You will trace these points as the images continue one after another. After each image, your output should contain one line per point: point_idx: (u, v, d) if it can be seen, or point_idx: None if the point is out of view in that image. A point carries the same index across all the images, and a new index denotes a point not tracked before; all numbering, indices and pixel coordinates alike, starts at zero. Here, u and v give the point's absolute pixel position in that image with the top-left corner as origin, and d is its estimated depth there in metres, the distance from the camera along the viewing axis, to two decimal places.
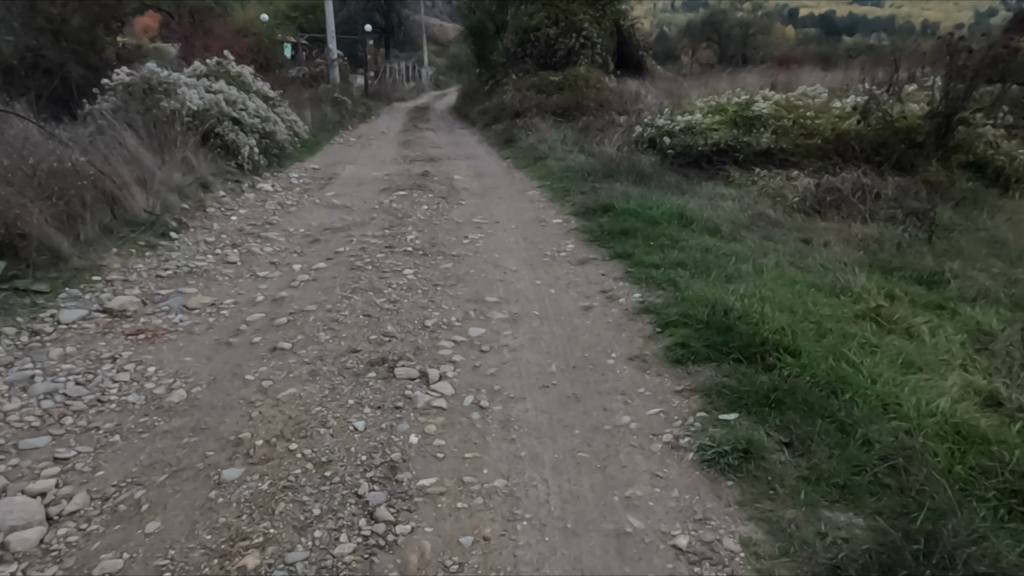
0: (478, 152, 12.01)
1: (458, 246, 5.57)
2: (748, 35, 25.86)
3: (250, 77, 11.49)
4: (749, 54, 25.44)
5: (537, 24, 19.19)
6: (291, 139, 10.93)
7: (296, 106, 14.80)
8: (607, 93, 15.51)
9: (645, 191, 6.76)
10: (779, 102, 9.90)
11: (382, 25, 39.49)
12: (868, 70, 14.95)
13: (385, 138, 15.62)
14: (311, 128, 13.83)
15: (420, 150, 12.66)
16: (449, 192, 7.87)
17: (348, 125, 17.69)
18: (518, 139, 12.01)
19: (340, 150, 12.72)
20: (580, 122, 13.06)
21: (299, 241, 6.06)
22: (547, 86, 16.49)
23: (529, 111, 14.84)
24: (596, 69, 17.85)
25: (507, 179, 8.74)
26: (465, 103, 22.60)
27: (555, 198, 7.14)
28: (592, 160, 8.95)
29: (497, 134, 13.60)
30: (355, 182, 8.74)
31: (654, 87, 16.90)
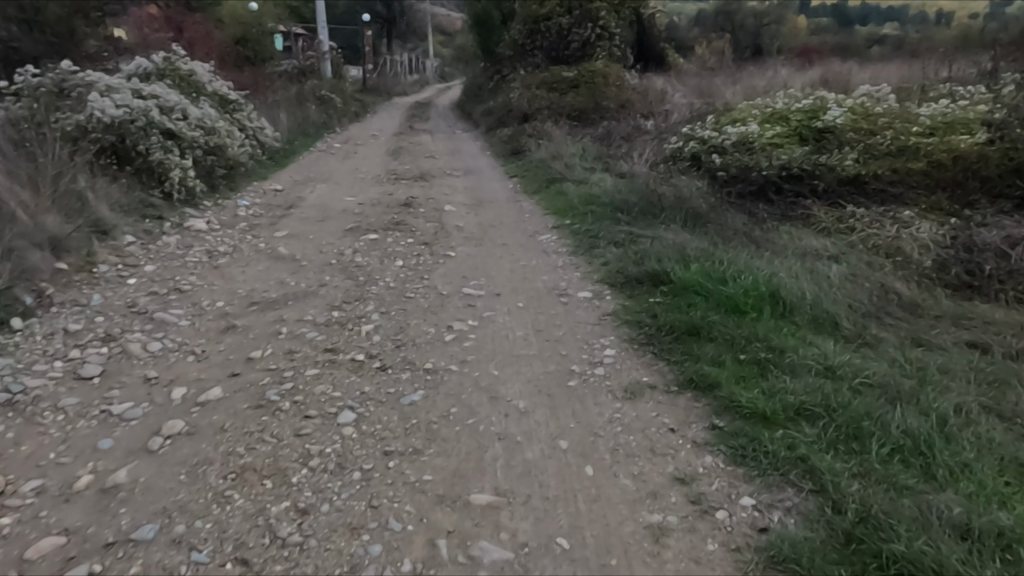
0: (479, 166, 10.07)
1: (435, 346, 3.65)
2: (762, 26, 24.06)
3: (205, 76, 9.60)
4: (763, 44, 23.67)
5: (548, 13, 17.21)
6: (250, 152, 9.03)
7: (271, 108, 12.90)
8: (629, 93, 13.50)
9: (706, 245, 4.83)
10: (858, 107, 7.86)
11: (386, 16, 36.61)
12: (923, 70, 13.04)
13: (376, 143, 13.70)
14: (285, 134, 11.93)
15: (412, 162, 10.70)
16: (435, 234, 5.94)
17: (335, 127, 15.78)
18: (527, 151, 10.07)
19: (317, 162, 10.80)
20: (600, 128, 11.10)
21: (205, 329, 4.14)
22: (560, 84, 14.53)
23: (540, 112, 12.88)
24: (615, 64, 15.84)
25: (513, 211, 6.79)
26: (468, 100, 20.67)
27: (578, 248, 5.22)
28: (620, 184, 7.01)
29: (502, 142, 11.65)
30: (319, 214, 6.82)
31: (682, 86, 14.88)
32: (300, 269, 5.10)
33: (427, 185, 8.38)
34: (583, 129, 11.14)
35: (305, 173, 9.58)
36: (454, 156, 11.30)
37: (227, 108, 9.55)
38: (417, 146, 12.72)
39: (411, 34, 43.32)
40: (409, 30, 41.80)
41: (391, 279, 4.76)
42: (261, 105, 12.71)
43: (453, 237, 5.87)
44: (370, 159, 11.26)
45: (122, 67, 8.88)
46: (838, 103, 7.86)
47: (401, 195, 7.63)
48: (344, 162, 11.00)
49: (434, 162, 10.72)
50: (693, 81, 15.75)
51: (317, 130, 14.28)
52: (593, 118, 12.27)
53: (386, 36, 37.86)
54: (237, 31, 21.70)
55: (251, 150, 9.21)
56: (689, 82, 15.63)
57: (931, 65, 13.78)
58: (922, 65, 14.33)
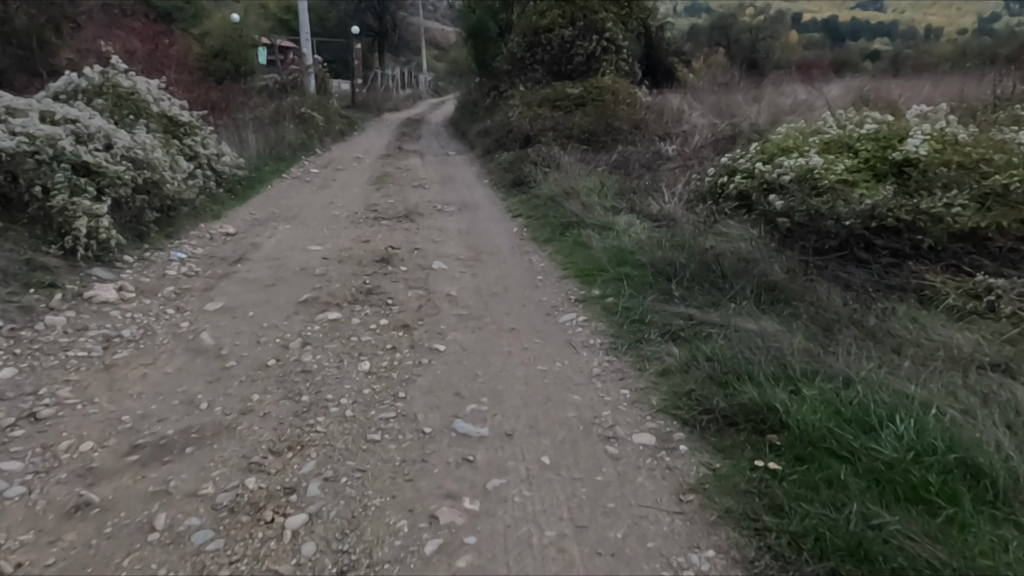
0: (475, 200, 8.57)
1: (405, 574, 2.11)
2: (757, 40, 22.94)
3: (150, 94, 8.13)
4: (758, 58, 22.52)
5: (549, 24, 15.85)
6: (198, 187, 7.54)
7: (238, 130, 11.42)
8: (643, 113, 12.06)
9: (808, 349, 3.33)
10: (943, 132, 6.37)
11: (376, 28, 35.67)
12: (962, 90, 11.81)
13: (358, 168, 12.23)
14: (251, 161, 10.46)
15: (397, 194, 9.20)
16: (417, 309, 4.41)
17: (315, 148, 14.30)
18: (533, 182, 8.58)
19: (284, 195, 9.30)
20: (615, 154, 9.65)
21: (40, 505, 2.58)
22: (564, 102, 13.13)
23: (544, 133, 11.45)
24: (624, 80, 14.45)
25: (522, 270, 5.29)
26: (463, 117, 19.29)
27: (619, 342, 3.72)
28: (655, 234, 5.52)
29: (502, 169, 10.17)
30: (270, 274, 5.28)
31: (700, 105, 13.47)
32: (221, 377, 3.56)
33: (412, 227, 6.88)
34: (595, 156, 9.67)
35: (267, 211, 8.07)
36: (448, 185, 9.83)
37: (176, 132, 8.09)
38: (406, 172, 11.23)
39: (403, 47, 42.02)
40: (401, 43, 40.50)
41: (348, 401, 3.22)
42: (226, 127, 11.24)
43: (442, 314, 4.34)
44: (349, 189, 9.77)
45: (49, 83, 7.46)
46: (920, 128, 6.37)
47: (379, 244, 6.12)
48: (319, 194, 9.51)
49: (424, 194, 9.24)
50: (709, 99, 14.36)
51: (293, 153, 12.79)
52: (606, 142, 10.81)
53: (377, 49, 36.59)
54: (213, 43, 20.23)
55: (201, 184, 7.71)
56: (706, 99, 14.24)
57: (967, 83, 12.56)
58: (962, 81, 12.99)
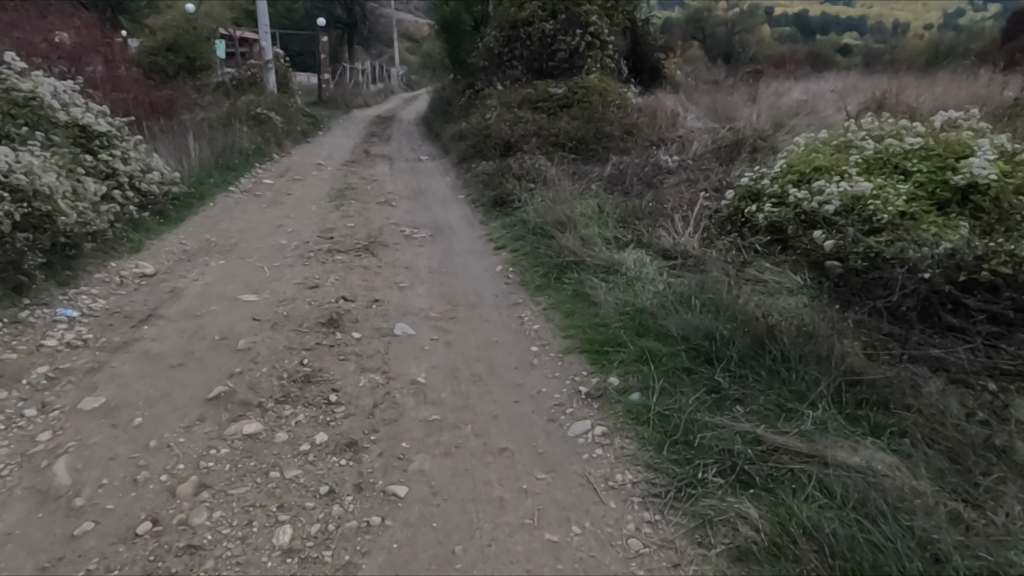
0: (450, 223, 7.36)
1: None
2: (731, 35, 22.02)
3: (56, 100, 6.79)
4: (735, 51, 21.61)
5: (529, 16, 14.69)
6: (112, 213, 6.23)
7: (178, 137, 10.06)
8: (635, 116, 10.95)
9: (954, 517, 2.23)
10: (1009, 149, 5.32)
11: (345, 20, 33.93)
12: (973, 91, 10.95)
13: (318, 177, 10.94)
14: (191, 173, 9.13)
15: (359, 213, 7.95)
16: (371, 410, 3.20)
17: (272, 153, 12.96)
18: (517, 202, 7.40)
19: (226, 215, 8.00)
20: (609, 166, 8.52)
21: None
22: (546, 103, 11.99)
23: (526, 138, 10.29)
24: (610, 79, 13.32)
25: (513, 335, 4.12)
26: (435, 117, 18.05)
27: (662, 486, 2.59)
28: (677, 285, 4.39)
29: (480, 183, 8.98)
30: (180, 344, 4.03)
31: (694, 105, 12.41)
32: (63, 560, 2.32)
33: (373, 265, 5.66)
34: (587, 168, 8.53)
35: (202, 240, 6.81)
36: (419, 202, 8.61)
37: (89, 145, 6.76)
38: (371, 184, 9.96)
39: (374, 39, 40.43)
40: (372, 35, 38.90)
41: None
42: (162, 134, 9.85)
43: (404, 420, 3.13)
44: (304, 207, 8.50)
45: None
46: (982, 144, 5.32)
47: (330, 294, 4.89)
48: (269, 213, 8.22)
49: (390, 213, 8.00)
50: (703, 99, 13.31)
51: (245, 160, 11.42)
52: (597, 150, 9.67)
53: (347, 42, 35.06)
54: (165, 36, 18.85)
55: (117, 209, 6.40)
56: (699, 100, 13.18)
57: (974, 84, 11.73)
58: (968, 82, 12.15)
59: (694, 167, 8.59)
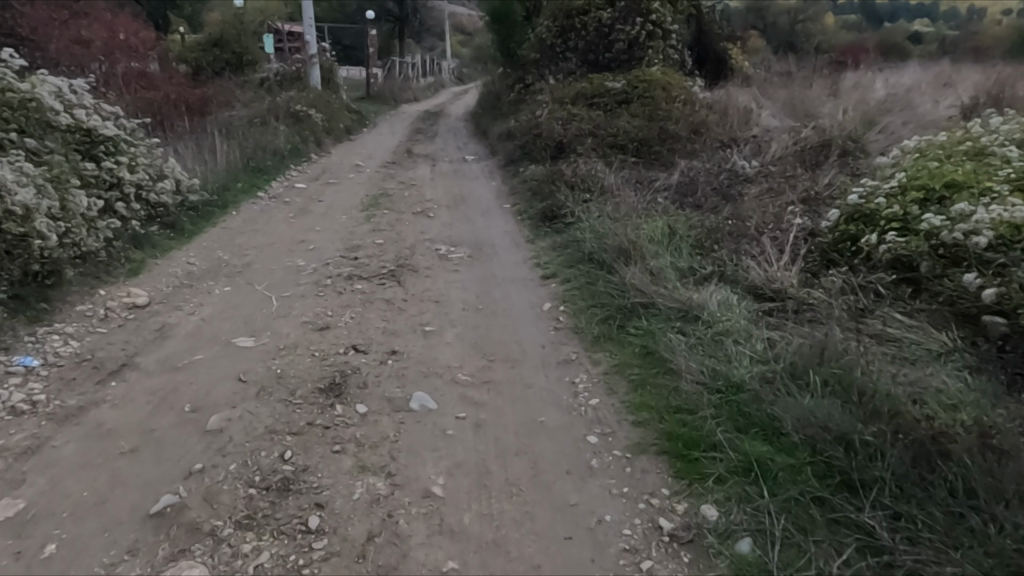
0: (492, 240, 6.41)
1: None
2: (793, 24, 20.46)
3: (60, 100, 6.15)
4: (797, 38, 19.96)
5: (584, 5, 13.70)
6: (110, 230, 5.55)
7: (205, 141, 9.44)
8: (703, 114, 9.79)
9: None
10: None
11: (396, 14, 33.26)
12: None
13: (355, 180, 10.18)
14: (216, 179, 8.46)
15: (391, 226, 7.07)
16: (362, 550, 2.28)
17: (310, 153, 12.30)
18: (570, 217, 6.38)
19: (247, 227, 7.24)
20: (677, 173, 7.41)
21: None
22: (603, 99, 10.96)
23: (580, 138, 9.28)
24: (675, 72, 12.15)
25: (564, 411, 3.17)
26: (485, 112, 17.19)
27: None
28: (783, 349, 3.33)
29: (528, 192, 7.99)
30: (141, 415, 3.20)
31: (769, 101, 11.13)
32: None
33: (396, 298, 4.74)
34: (651, 175, 7.46)
35: (213, 258, 6.04)
36: (459, 213, 7.69)
37: (92, 151, 6.10)
38: (408, 190, 9.09)
39: (425, 32, 39.77)
40: (423, 28, 38.26)
41: None
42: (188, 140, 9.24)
43: (408, 570, 2.20)
44: (332, 217, 7.67)
45: None
46: None
47: (339, 343, 3.98)
48: (293, 224, 7.43)
49: (425, 226, 7.10)
50: (778, 93, 11.99)
51: (279, 162, 10.75)
52: (662, 154, 8.57)
53: (398, 37, 34.60)
54: (212, 32, 18.88)
55: (117, 226, 5.71)
56: (774, 94, 11.88)
57: None
58: None
59: (776, 174, 7.40)
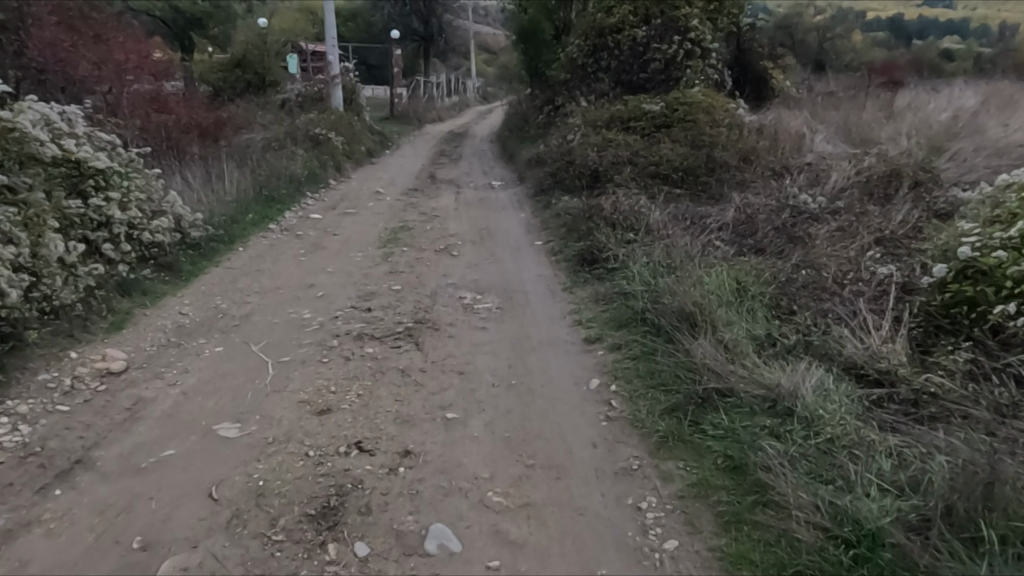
0: (524, 287, 5.65)
1: None
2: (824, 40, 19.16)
3: (46, 128, 5.54)
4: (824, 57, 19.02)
5: (618, 22, 13.01)
6: (92, 275, 4.91)
7: (214, 169, 8.86)
8: (751, 139, 8.98)
9: None
10: None
11: (422, 33, 33.10)
12: None
13: (374, 210, 9.52)
14: (222, 211, 7.86)
15: (411, 268, 6.35)
16: None
17: (328, 178, 11.71)
18: (614, 261, 5.59)
19: (252, 267, 6.56)
20: (731, 209, 6.59)
21: None
22: (641, 122, 10.21)
23: (616, 165, 8.52)
24: (716, 93, 11.39)
25: (631, 557, 2.41)
26: (511, 134, 16.54)
27: None
28: (922, 473, 2.54)
29: (562, 228, 7.23)
30: (76, 550, 2.48)
31: (821, 125, 10.28)
32: None
33: (412, 367, 3.99)
34: (701, 211, 6.66)
35: (209, 307, 5.35)
36: (486, 251, 6.94)
37: (80, 185, 5.48)
38: (430, 222, 8.38)
39: (451, 51, 39.48)
40: (448, 47, 37.95)
41: None
42: (194, 169, 8.67)
43: None
44: (346, 254, 6.97)
45: None
46: None
47: (340, 435, 3.23)
48: (303, 263, 6.74)
49: (449, 267, 6.36)
50: (828, 116, 11.14)
51: (294, 189, 10.15)
52: (710, 186, 7.76)
53: (423, 57, 34.32)
54: (235, 52, 18.60)
55: (101, 271, 5.06)
56: (825, 116, 11.04)
57: None
58: None
59: (843, 210, 6.56)
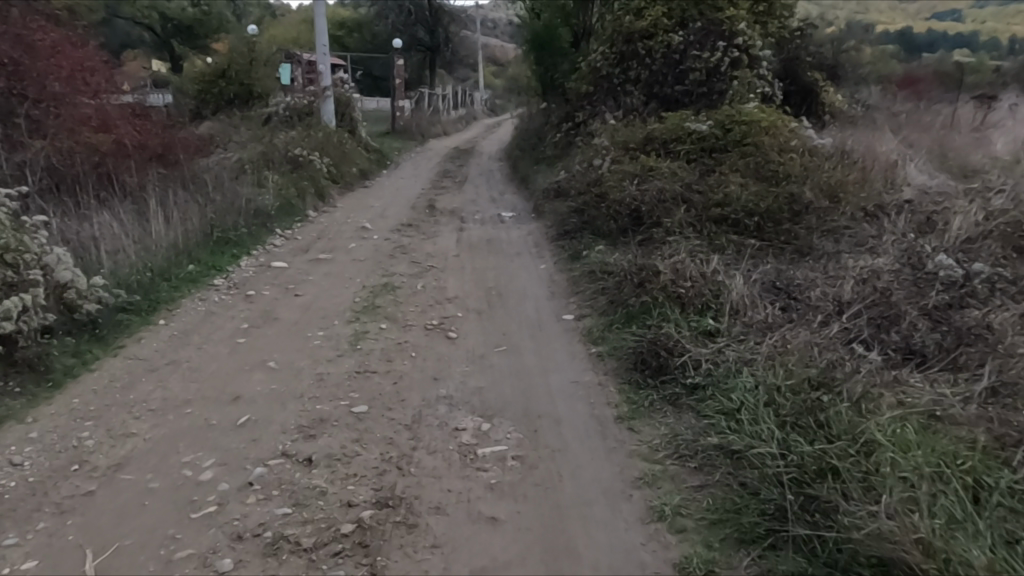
0: (556, 409, 3.69)
1: None
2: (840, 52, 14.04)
3: None
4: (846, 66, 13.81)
5: (650, 26, 11.16)
6: None
7: (147, 208, 7.02)
8: (834, 170, 7.04)
9: None
10: None
11: (427, 43, 31.42)
12: None
13: (355, 253, 7.63)
14: (144, 267, 6.00)
15: (386, 362, 4.39)
16: None
17: (306, 208, 9.86)
18: (694, 372, 3.65)
19: (163, 356, 4.65)
20: (845, 279, 4.65)
21: None
22: (685, 146, 8.30)
23: (662, 203, 6.60)
24: (773, 109, 9.47)
25: None
26: (524, 154, 14.65)
27: None
28: None
29: (601, 294, 5.28)
30: None
31: (908, 147, 8.33)
32: None
33: None
34: (800, 284, 4.72)
35: (62, 445, 3.45)
36: (495, 331, 4.99)
37: None
38: (420, 276, 6.44)
39: (458, 62, 37.81)
40: (456, 58, 36.23)
41: None
42: (121, 211, 6.84)
43: None
44: (302, 333, 5.04)
45: None
46: None
47: None
48: (237, 348, 4.80)
49: (444, 362, 4.39)
50: (911, 137, 9.18)
51: (259, 226, 8.28)
52: (796, 232, 5.80)
53: (428, 68, 32.61)
54: (219, 62, 16.96)
55: None
56: (908, 137, 9.06)
57: None
58: None
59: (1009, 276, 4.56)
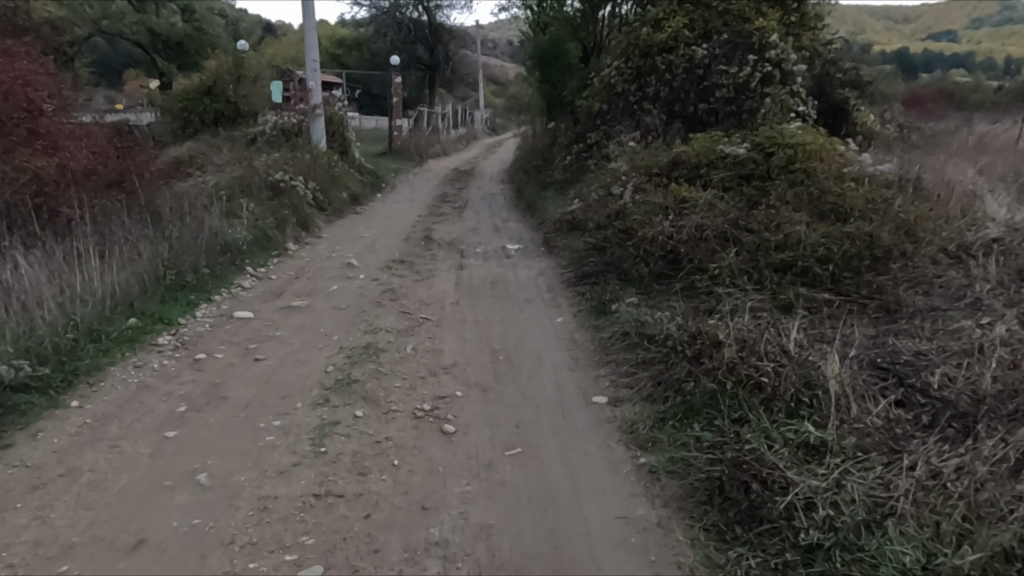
0: (599, 571, 2.53)
1: None
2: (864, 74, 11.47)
3: None
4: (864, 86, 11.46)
5: (670, 38, 10.13)
6: None
7: (83, 251, 5.92)
8: (907, 202, 5.89)
9: None
10: None
11: (427, 60, 30.64)
12: None
13: (336, 298, 6.49)
14: (66, 327, 4.87)
15: (356, 479, 3.20)
16: None
17: (287, 240, 8.75)
18: (807, 520, 2.49)
19: (61, 461, 3.49)
20: (978, 358, 3.47)
21: None
22: (720, 173, 7.18)
23: (704, 244, 5.47)
24: (814, 128, 8.37)
25: None
26: (529, 177, 13.56)
27: None
28: None
29: (643, 369, 4.08)
30: None
31: (976, 170, 7.19)
32: None
33: None
34: (915, 362, 3.53)
35: None
36: (506, 420, 3.80)
37: None
38: (410, 333, 5.27)
39: (458, 81, 37.02)
40: (456, 76, 35.47)
41: None
42: (51, 257, 5.76)
43: None
44: (251, 422, 3.86)
45: None
46: None
47: None
48: (163, 446, 3.62)
49: (437, 480, 3.21)
50: (975, 159, 8.03)
51: (226, 264, 7.14)
52: (880, 283, 4.62)
53: (427, 87, 31.78)
54: (205, 78, 15.99)
55: None
56: (974, 160, 7.89)
57: None
58: None
59: None
